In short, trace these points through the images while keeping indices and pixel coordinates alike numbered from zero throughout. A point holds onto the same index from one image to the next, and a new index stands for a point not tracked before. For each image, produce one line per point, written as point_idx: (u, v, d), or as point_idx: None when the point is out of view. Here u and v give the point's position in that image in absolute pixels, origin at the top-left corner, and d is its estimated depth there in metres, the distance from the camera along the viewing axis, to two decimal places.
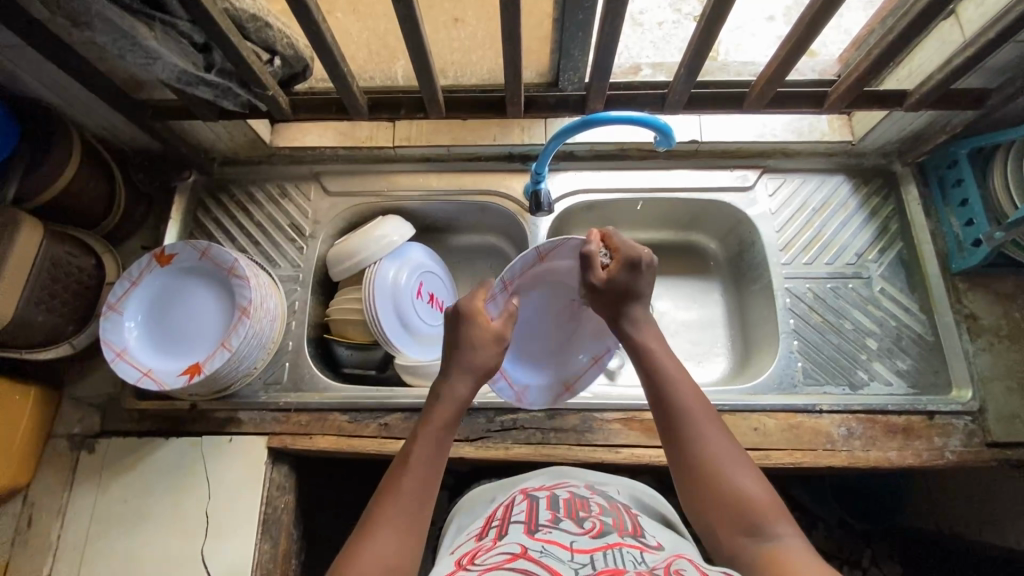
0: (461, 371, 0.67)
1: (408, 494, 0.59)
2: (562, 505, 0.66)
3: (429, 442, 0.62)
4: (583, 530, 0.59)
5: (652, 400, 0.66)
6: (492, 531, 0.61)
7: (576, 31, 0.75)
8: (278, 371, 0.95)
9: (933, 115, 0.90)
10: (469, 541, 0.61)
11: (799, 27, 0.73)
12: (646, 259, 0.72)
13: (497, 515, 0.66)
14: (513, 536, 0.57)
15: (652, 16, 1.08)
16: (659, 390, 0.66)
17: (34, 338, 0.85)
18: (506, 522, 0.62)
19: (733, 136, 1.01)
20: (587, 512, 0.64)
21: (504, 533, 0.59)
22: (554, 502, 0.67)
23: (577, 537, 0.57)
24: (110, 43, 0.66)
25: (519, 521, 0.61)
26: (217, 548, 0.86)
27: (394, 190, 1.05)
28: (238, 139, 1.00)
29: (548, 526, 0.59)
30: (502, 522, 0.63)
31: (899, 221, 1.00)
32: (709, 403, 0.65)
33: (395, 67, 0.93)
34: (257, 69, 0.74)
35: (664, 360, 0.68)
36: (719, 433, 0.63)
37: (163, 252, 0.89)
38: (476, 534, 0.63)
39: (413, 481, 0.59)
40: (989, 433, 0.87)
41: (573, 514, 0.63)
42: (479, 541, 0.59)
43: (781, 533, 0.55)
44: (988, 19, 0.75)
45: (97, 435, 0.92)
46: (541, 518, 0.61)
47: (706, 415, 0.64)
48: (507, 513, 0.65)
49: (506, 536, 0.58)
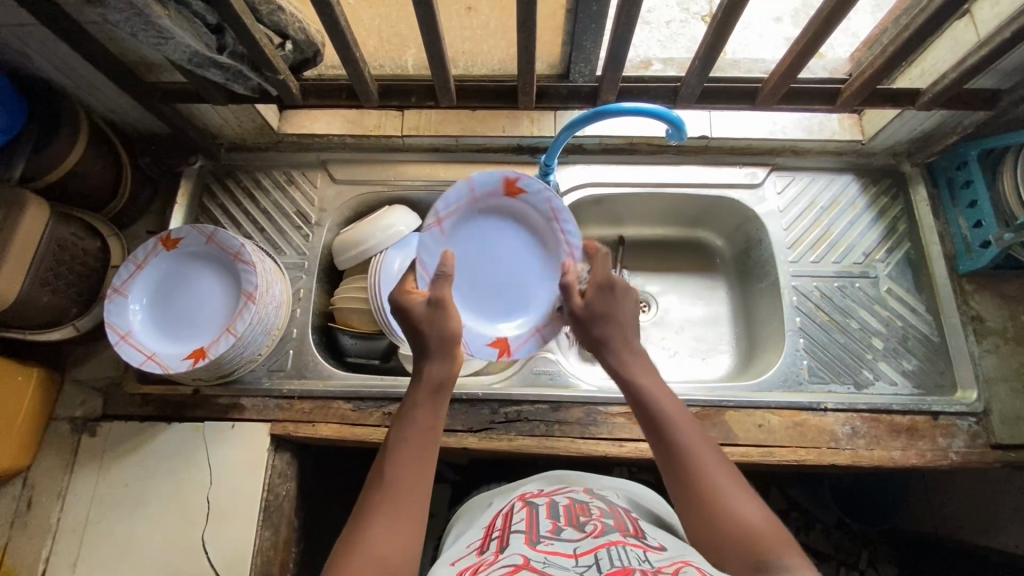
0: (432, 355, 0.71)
1: (398, 482, 0.61)
2: (563, 512, 0.66)
3: (417, 429, 0.65)
4: (585, 533, 0.59)
5: (648, 429, 0.68)
6: (493, 543, 0.62)
7: (589, 23, 0.74)
8: (282, 358, 0.95)
9: (945, 115, 0.89)
10: (470, 554, 0.61)
11: (815, 23, 0.73)
12: (621, 282, 0.80)
13: (498, 526, 0.67)
14: (515, 547, 0.57)
15: (660, 15, 1.09)
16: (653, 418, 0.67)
17: (38, 319, 0.84)
18: (507, 534, 0.62)
19: (744, 132, 1.00)
20: (587, 516, 0.64)
21: (506, 545, 0.59)
22: (554, 509, 0.67)
23: (578, 542, 0.57)
24: (121, 21, 0.65)
25: (520, 532, 0.61)
26: (218, 534, 0.86)
27: (401, 179, 1.04)
28: (246, 125, 0.99)
29: (550, 536, 0.59)
30: (502, 533, 0.64)
31: (908, 222, 1.00)
32: (703, 432, 0.66)
33: (405, 55, 0.92)
34: (269, 52, 0.74)
35: (654, 389, 0.70)
36: (714, 461, 0.63)
37: (169, 235, 0.88)
38: (478, 547, 0.63)
39: (402, 468, 0.62)
40: (993, 435, 0.87)
41: (573, 520, 0.63)
42: (480, 555, 0.59)
43: (788, 559, 0.54)
44: (1003, 18, 0.74)
45: (99, 418, 0.92)
46: (543, 529, 0.61)
47: (699, 443, 0.64)
48: (506, 523, 0.66)
49: (508, 548, 0.58)
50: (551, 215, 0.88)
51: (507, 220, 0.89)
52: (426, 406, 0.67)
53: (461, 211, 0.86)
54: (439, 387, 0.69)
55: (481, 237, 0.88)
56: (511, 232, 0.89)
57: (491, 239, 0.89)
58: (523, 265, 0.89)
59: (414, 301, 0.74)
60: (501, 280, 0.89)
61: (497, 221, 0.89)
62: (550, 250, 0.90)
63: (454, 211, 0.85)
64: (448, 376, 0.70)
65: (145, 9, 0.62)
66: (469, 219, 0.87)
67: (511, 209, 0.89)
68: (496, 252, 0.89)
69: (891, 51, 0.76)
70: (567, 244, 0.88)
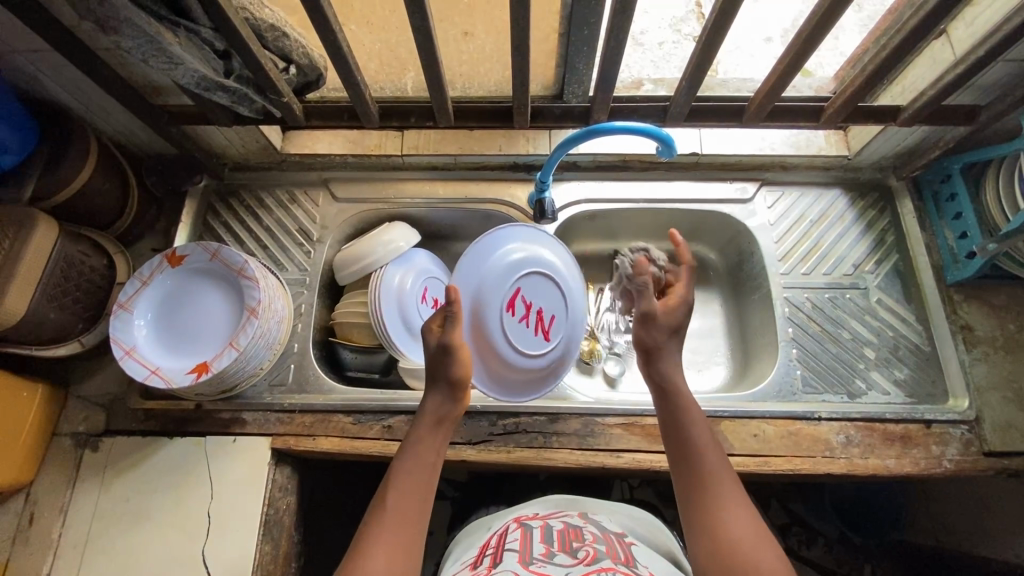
0: (433, 389, 0.74)
1: (393, 515, 0.63)
2: (556, 536, 0.67)
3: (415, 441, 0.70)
4: (577, 559, 0.60)
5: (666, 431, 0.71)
6: (487, 559, 0.63)
7: (581, 45, 0.77)
8: (283, 373, 0.96)
9: (925, 131, 0.93)
10: (465, 569, 0.63)
11: (793, 47, 0.76)
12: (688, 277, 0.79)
13: (492, 544, 0.68)
14: (508, 564, 0.59)
15: (652, 37, 1.14)
16: (672, 422, 0.70)
17: (45, 334, 0.86)
18: (501, 551, 0.64)
19: (734, 148, 1.03)
20: (580, 542, 0.65)
21: (500, 562, 0.61)
22: (548, 533, 0.68)
23: (570, 567, 0.58)
24: (133, 48, 0.68)
25: (514, 551, 0.62)
26: (220, 549, 0.86)
27: (401, 197, 1.07)
28: (250, 146, 1.02)
29: (542, 558, 0.60)
30: (496, 550, 0.65)
31: (895, 234, 1.03)
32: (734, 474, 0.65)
33: (405, 79, 0.96)
34: (273, 76, 0.77)
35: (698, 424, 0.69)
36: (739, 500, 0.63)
37: (174, 253, 0.90)
38: (472, 564, 0.64)
39: (397, 502, 0.64)
40: (986, 442, 0.88)
41: (566, 546, 0.64)
42: (474, 569, 0.61)
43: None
44: (978, 37, 0.77)
45: (101, 433, 0.93)
46: (536, 551, 0.63)
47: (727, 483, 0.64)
48: (501, 542, 0.67)
49: (500, 565, 0.60)
50: (481, 290, 0.81)
51: (506, 272, 0.83)
52: (428, 440, 0.70)
53: (515, 235, 0.85)
54: (439, 421, 0.72)
55: (493, 321, 0.81)
56: (502, 290, 0.82)
57: (519, 292, 0.84)
58: (532, 312, 0.85)
59: (428, 340, 0.75)
60: (526, 344, 0.84)
61: (513, 261, 0.84)
62: (506, 332, 0.82)
63: (513, 237, 0.85)
64: (451, 409, 0.74)
65: (156, 36, 0.65)
66: (519, 242, 0.85)
67: (497, 274, 0.82)
68: (506, 333, 0.82)
69: (871, 70, 0.79)
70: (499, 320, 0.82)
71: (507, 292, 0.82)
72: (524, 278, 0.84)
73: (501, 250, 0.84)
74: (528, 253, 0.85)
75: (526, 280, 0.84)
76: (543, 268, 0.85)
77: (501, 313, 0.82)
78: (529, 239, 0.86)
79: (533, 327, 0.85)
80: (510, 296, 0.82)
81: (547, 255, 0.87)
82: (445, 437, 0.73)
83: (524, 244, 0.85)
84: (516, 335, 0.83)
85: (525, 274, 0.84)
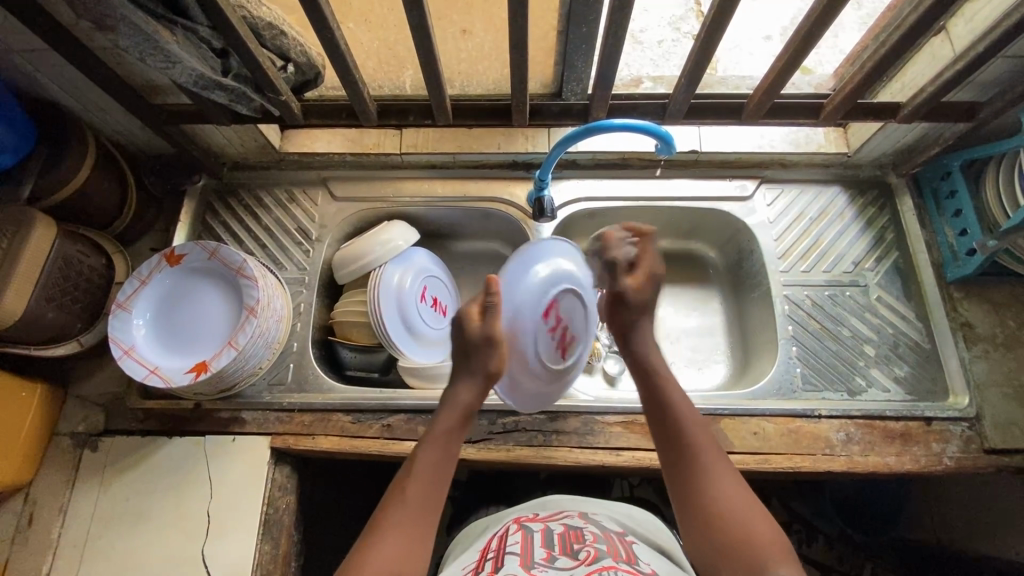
0: (465, 377, 0.72)
1: (409, 502, 0.64)
2: (557, 539, 0.67)
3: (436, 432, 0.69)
4: (578, 560, 0.60)
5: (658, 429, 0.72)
6: (488, 565, 0.63)
7: (580, 43, 0.77)
8: (282, 372, 0.96)
9: (925, 128, 0.93)
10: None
11: (792, 44, 0.76)
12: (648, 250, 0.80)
13: (493, 548, 0.68)
14: (509, 569, 0.59)
15: (651, 36, 1.14)
16: (665, 421, 0.71)
17: (44, 334, 0.86)
18: (502, 556, 0.63)
19: (734, 146, 1.03)
20: (581, 543, 0.65)
21: (501, 568, 0.60)
22: (548, 536, 0.68)
23: (573, 570, 0.58)
24: (130, 47, 0.68)
25: (515, 556, 0.62)
26: (220, 549, 0.86)
27: (400, 196, 1.07)
28: (248, 144, 1.02)
29: (544, 562, 0.60)
30: (497, 555, 0.65)
31: (895, 231, 1.02)
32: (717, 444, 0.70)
33: (403, 77, 0.96)
34: (271, 74, 0.77)
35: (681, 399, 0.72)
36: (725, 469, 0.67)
37: (173, 252, 0.90)
38: (473, 569, 0.64)
39: (415, 490, 0.65)
40: (986, 440, 0.88)
41: (567, 548, 0.64)
42: None
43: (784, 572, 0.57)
44: (978, 33, 0.77)
45: (100, 433, 0.93)
46: (537, 555, 0.62)
47: (712, 452, 0.68)
48: (502, 545, 0.67)
49: (502, 570, 0.60)
50: (520, 297, 0.73)
51: (545, 281, 0.74)
52: (450, 430, 0.70)
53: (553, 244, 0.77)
54: (463, 413, 0.71)
55: (525, 330, 0.73)
56: (541, 301, 0.74)
57: (554, 304, 0.76)
58: (558, 327, 0.77)
59: (468, 328, 0.71)
60: (547, 360, 0.76)
61: (551, 272, 0.75)
62: (536, 344, 0.74)
63: (551, 246, 0.77)
64: (476, 401, 0.72)
65: (154, 35, 0.65)
66: (555, 252, 0.77)
67: (538, 282, 0.74)
68: (535, 345, 0.74)
69: (870, 67, 0.79)
70: (532, 330, 0.73)
71: (545, 303, 0.74)
72: (561, 291, 0.76)
73: (547, 258, 0.76)
74: (565, 263, 0.77)
75: (562, 293, 0.76)
76: (574, 281, 0.78)
77: (538, 323, 0.74)
78: (564, 250, 0.79)
79: (559, 343, 0.77)
80: (548, 307, 0.75)
81: (580, 268, 0.79)
82: (466, 427, 0.72)
83: (558, 254, 0.77)
84: (542, 349, 0.75)
85: (562, 286, 0.76)
